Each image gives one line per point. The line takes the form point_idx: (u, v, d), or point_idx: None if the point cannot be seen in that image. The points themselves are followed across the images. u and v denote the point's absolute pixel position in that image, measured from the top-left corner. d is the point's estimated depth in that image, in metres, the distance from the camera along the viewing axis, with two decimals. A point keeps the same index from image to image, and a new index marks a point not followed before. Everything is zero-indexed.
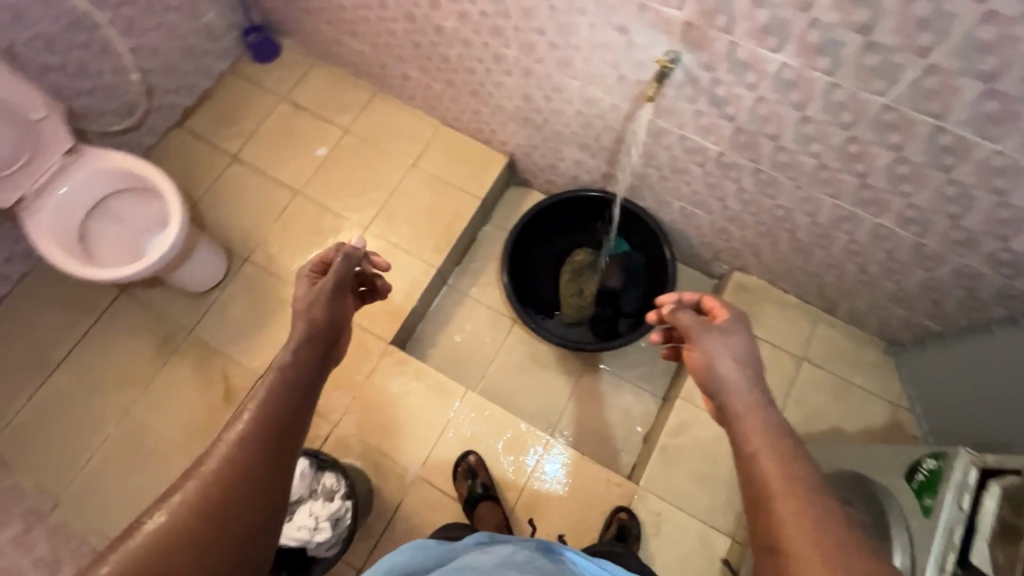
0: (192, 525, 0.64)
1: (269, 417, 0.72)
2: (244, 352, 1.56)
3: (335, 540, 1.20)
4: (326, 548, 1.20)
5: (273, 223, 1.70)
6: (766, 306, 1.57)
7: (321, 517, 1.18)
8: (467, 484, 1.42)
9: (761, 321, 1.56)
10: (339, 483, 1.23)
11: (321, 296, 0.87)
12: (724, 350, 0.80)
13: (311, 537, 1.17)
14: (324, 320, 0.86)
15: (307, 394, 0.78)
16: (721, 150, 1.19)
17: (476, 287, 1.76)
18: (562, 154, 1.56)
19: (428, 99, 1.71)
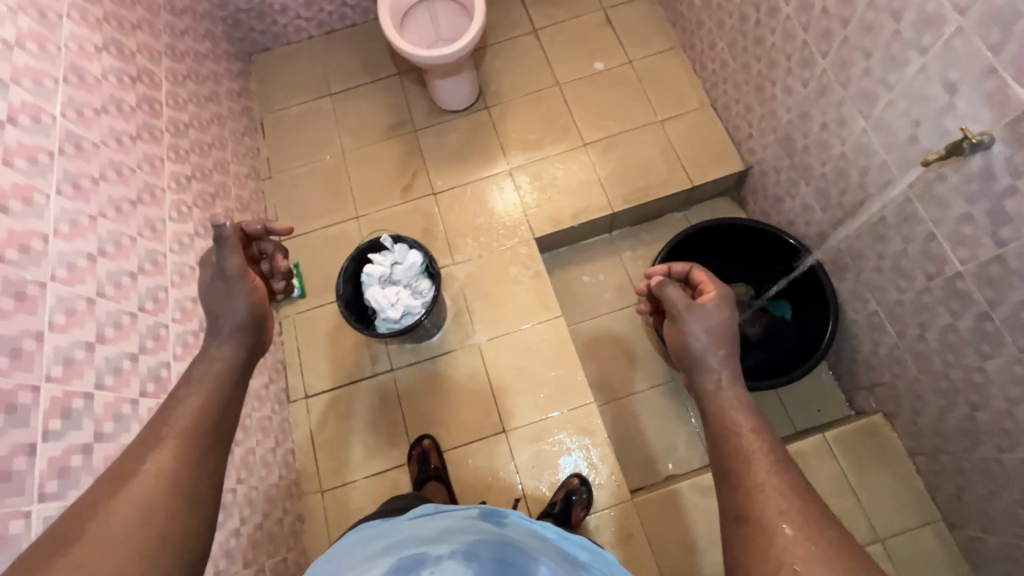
0: (121, 540, 0.58)
1: (199, 421, 0.73)
2: (439, 170, 1.82)
3: (394, 328, 1.38)
4: (384, 326, 1.40)
5: (522, 96, 1.89)
6: (879, 463, 1.36)
7: (399, 301, 1.37)
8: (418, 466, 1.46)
9: (866, 474, 1.36)
10: (428, 293, 1.41)
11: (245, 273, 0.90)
12: (698, 326, 0.89)
13: (384, 309, 1.38)
14: (243, 313, 0.89)
15: (235, 392, 0.81)
16: (962, 272, 1.04)
17: (630, 253, 1.79)
18: (796, 191, 1.48)
19: (715, 75, 1.73)
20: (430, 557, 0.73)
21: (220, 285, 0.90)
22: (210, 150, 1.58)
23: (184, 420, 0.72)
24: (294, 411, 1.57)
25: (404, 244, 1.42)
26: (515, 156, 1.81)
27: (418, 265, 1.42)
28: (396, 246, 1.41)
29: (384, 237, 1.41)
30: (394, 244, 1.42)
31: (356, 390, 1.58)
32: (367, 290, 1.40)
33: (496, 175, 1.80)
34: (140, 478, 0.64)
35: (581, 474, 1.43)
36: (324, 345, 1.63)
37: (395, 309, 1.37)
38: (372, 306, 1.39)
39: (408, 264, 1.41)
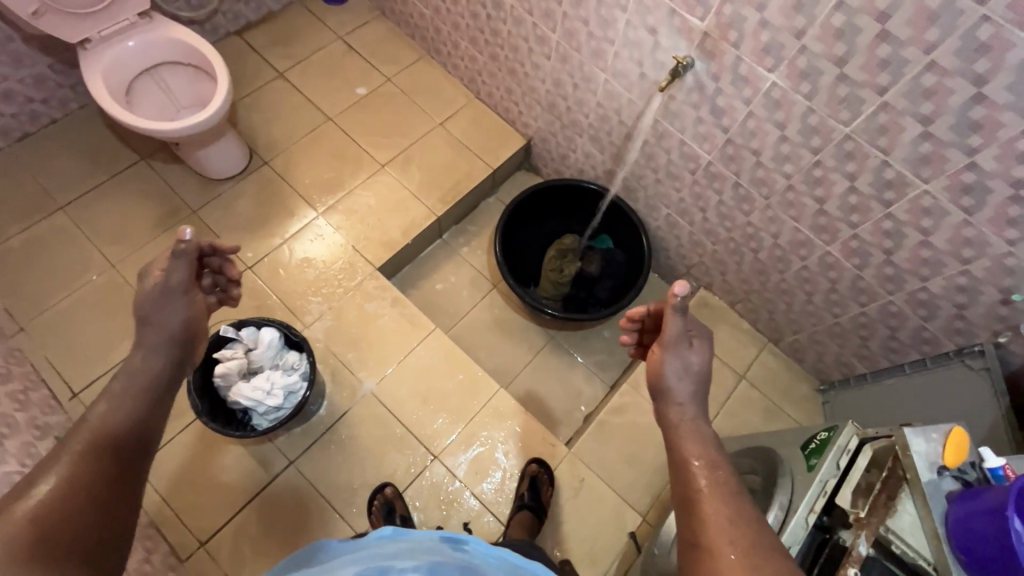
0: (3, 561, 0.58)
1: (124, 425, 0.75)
2: (242, 241, 1.65)
3: (284, 414, 1.24)
4: (269, 419, 1.24)
5: (299, 140, 1.81)
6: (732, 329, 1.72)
7: (275, 384, 1.24)
8: (383, 519, 1.35)
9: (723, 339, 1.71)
10: (301, 362, 1.29)
11: (172, 300, 0.90)
12: (680, 359, 0.91)
13: (261, 401, 1.23)
14: (178, 325, 0.90)
15: (161, 400, 0.82)
16: (712, 160, 1.36)
17: (467, 248, 1.88)
18: (575, 145, 1.73)
19: (469, 71, 1.89)
20: (392, 569, 0.68)
21: (156, 296, 0.90)
22: None
23: (100, 422, 0.74)
24: (194, 569, 1.30)
25: (251, 326, 1.28)
26: (320, 200, 1.74)
27: (276, 341, 1.29)
28: (242, 332, 1.26)
29: (225, 329, 1.25)
30: (239, 331, 1.27)
31: (259, 506, 1.38)
32: (231, 391, 1.23)
33: (308, 225, 1.70)
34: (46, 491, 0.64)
35: (541, 461, 1.49)
36: (194, 479, 1.38)
37: (276, 393, 1.23)
38: (247, 404, 1.22)
39: (264, 343, 1.27)
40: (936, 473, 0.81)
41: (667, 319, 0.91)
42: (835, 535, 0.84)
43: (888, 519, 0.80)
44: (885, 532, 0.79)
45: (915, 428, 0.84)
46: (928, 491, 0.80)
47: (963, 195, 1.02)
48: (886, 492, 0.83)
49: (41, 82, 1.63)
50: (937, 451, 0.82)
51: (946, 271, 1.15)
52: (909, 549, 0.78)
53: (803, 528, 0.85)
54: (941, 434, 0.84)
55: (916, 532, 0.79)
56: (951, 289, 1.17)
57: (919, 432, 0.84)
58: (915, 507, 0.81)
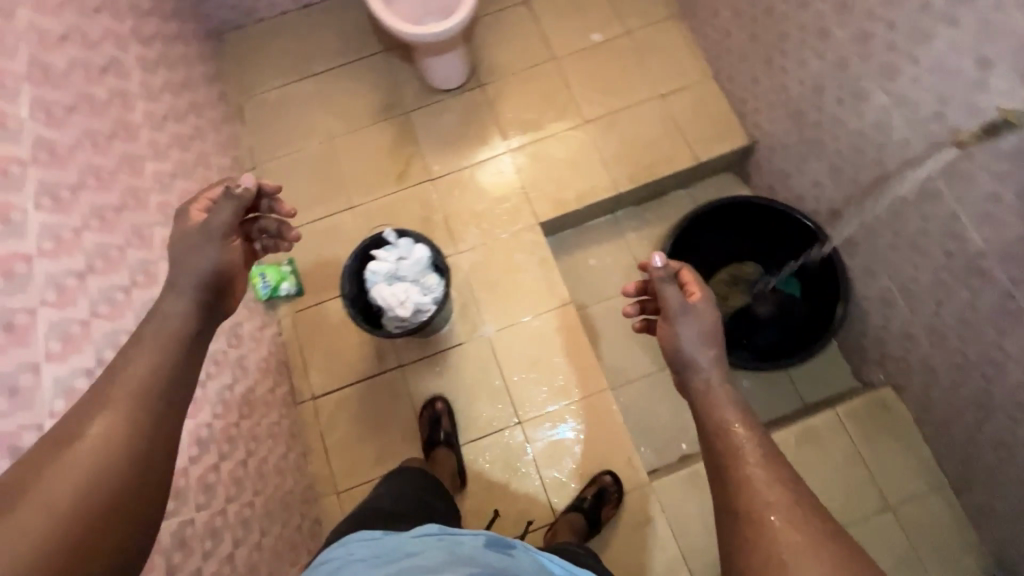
0: (79, 492, 0.58)
1: (175, 352, 0.74)
2: (434, 154, 1.74)
3: (406, 328, 1.34)
4: (394, 326, 1.35)
5: (518, 72, 1.80)
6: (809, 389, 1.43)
7: (409, 299, 1.32)
8: (429, 427, 1.47)
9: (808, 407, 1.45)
10: (437, 288, 1.36)
11: (218, 236, 0.86)
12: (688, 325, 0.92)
13: (393, 308, 1.33)
14: (206, 270, 0.84)
15: (214, 318, 0.83)
16: (985, 251, 1.03)
17: (635, 234, 1.76)
18: (806, 168, 1.45)
19: (718, 46, 1.66)
20: None
21: (205, 234, 0.86)
22: (190, 143, 1.47)
23: (153, 353, 0.72)
24: (301, 414, 1.53)
25: (409, 238, 1.36)
26: (514, 138, 1.74)
27: (424, 260, 1.36)
28: (399, 241, 1.35)
29: (388, 233, 1.35)
30: (397, 238, 1.36)
31: (363, 388, 1.54)
32: (373, 289, 1.34)
33: (494, 158, 1.72)
34: (98, 430, 0.63)
35: (614, 474, 1.41)
36: (325, 342, 1.58)
37: (407, 306, 1.32)
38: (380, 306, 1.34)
39: (413, 258, 1.35)
40: None
41: (660, 293, 0.95)
42: None
43: None
44: None
45: None
46: None
47: None
48: None
49: None
50: None
51: None
52: None
53: None
54: None
55: None
56: None
57: None
58: None
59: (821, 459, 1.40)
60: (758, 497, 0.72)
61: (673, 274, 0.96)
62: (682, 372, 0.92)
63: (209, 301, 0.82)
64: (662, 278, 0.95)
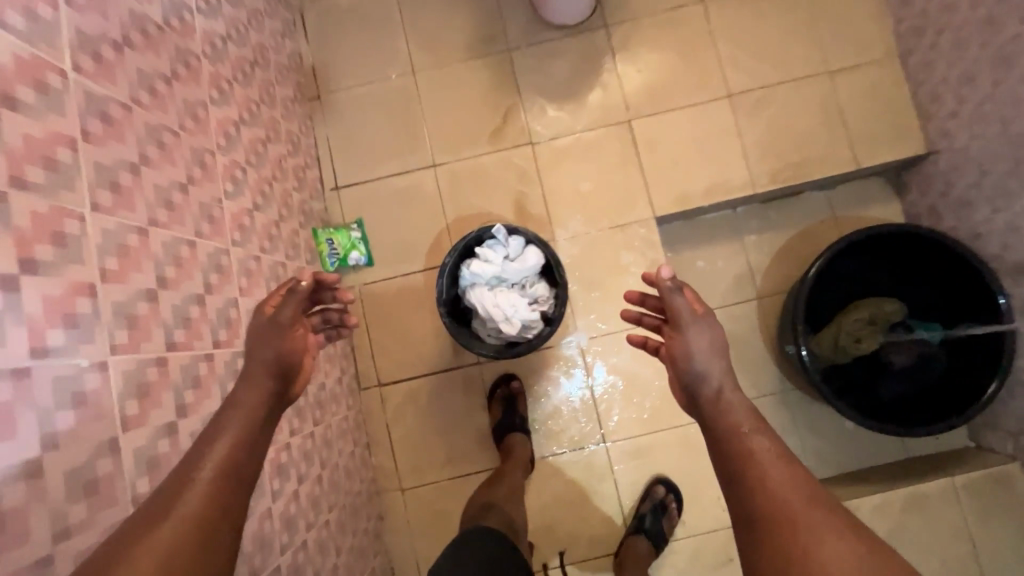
0: None
1: (253, 413, 0.67)
2: (538, 111, 1.43)
3: (510, 346, 1.15)
4: (492, 337, 1.16)
5: (654, 14, 1.43)
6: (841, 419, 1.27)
7: (516, 314, 1.11)
8: (499, 410, 1.33)
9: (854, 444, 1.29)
10: (547, 302, 1.17)
11: (274, 328, 0.74)
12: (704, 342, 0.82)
13: (495, 320, 1.12)
14: (270, 359, 0.73)
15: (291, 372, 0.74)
16: None
17: (755, 238, 1.52)
18: (1005, 206, 1.19)
19: (923, 20, 1.30)
20: None
21: (266, 330, 0.75)
22: (254, 72, 1.17)
23: (236, 414, 0.66)
24: (366, 401, 1.39)
25: (521, 238, 1.14)
26: (638, 103, 1.42)
27: (536, 266, 1.15)
28: (510, 241, 1.14)
29: (497, 228, 1.14)
30: (508, 236, 1.15)
31: (436, 382, 1.39)
32: (474, 295, 1.15)
33: (611, 126, 1.42)
34: (164, 524, 0.54)
35: (669, 482, 1.33)
36: (396, 325, 1.40)
37: (512, 321, 1.11)
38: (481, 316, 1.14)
39: (525, 262, 1.14)
40: None
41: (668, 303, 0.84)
42: None
43: None
44: None
45: None
46: None
47: None
48: None
49: None
50: None
51: None
52: None
53: None
54: None
55: None
56: None
57: None
58: None
59: (921, 528, 1.30)
60: (770, 489, 0.70)
61: (682, 285, 0.86)
62: (694, 389, 0.82)
63: (278, 364, 0.72)
64: (672, 290, 0.84)
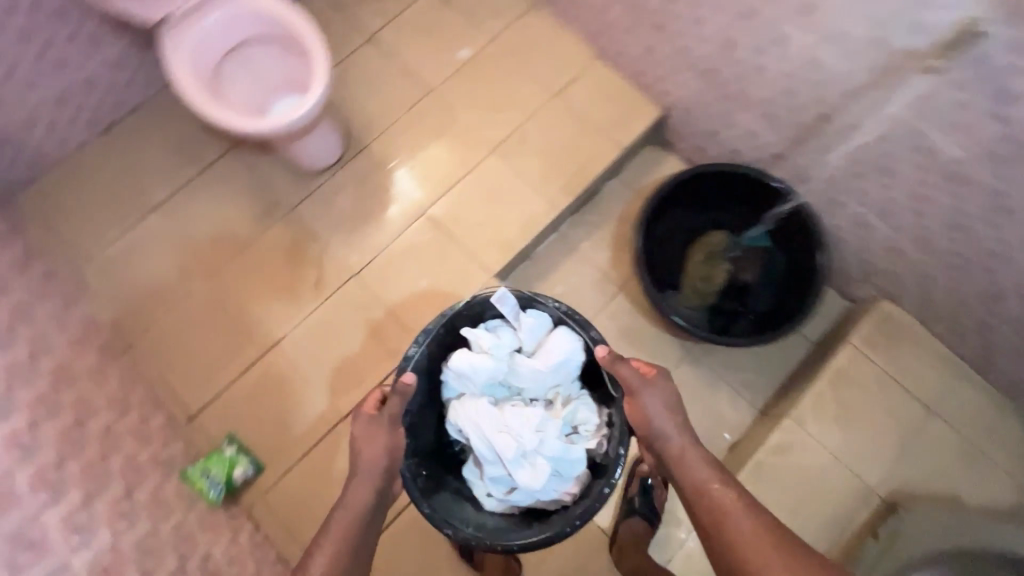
0: None
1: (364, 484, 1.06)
2: (344, 245, 1.49)
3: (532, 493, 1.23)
4: (512, 490, 1.25)
5: (397, 120, 1.58)
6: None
7: (544, 460, 1.20)
8: None
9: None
10: (589, 434, 1.25)
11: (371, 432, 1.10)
12: (654, 404, 1.11)
13: (516, 465, 1.20)
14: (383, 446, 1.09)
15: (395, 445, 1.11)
16: (962, 158, 1.01)
17: (588, 243, 1.63)
18: (734, 121, 1.39)
19: (596, 24, 1.54)
20: None
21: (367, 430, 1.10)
22: (36, 366, 1.10)
23: (357, 487, 1.06)
24: None
25: (540, 323, 1.28)
26: (427, 194, 1.53)
27: (560, 362, 1.25)
28: (524, 323, 1.27)
29: (510, 301, 1.25)
30: (520, 314, 1.27)
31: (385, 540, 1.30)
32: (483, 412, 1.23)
33: (414, 223, 1.51)
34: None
35: None
36: (315, 512, 1.30)
37: (540, 463, 1.20)
38: (497, 452, 1.22)
39: (546, 358, 1.25)
40: None
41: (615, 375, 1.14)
42: None
43: None
44: None
45: None
46: None
47: None
48: None
49: (120, 68, 1.46)
50: None
51: None
52: None
53: None
54: None
55: None
56: None
57: None
58: None
59: (857, 394, 1.39)
60: (679, 465, 1.07)
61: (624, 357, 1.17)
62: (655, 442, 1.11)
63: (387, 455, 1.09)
64: (612, 361, 1.15)
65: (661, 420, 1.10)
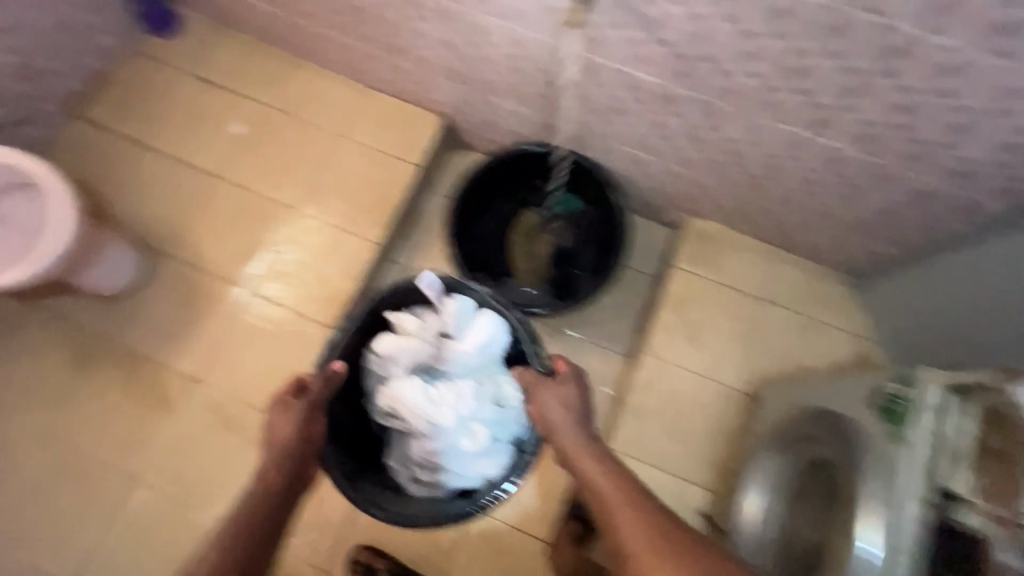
0: None
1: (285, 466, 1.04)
2: (177, 353, 1.45)
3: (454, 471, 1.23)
4: (433, 469, 1.24)
5: (194, 213, 1.56)
6: (938, 290, 1.20)
7: (467, 437, 1.21)
8: None
9: (950, 337, 1.17)
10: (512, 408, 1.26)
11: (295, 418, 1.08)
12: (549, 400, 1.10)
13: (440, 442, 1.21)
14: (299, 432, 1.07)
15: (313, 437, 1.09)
16: (659, 82, 1.10)
17: (424, 262, 1.66)
18: (498, 108, 1.46)
19: (349, 61, 1.57)
20: None
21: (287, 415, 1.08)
22: None
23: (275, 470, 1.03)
24: None
25: (468, 306, 1.23)
26: (245, 274, 1.52)
27: (486, 343, 1.22)
28: (446, 308, 1.22)
29: (432, 285, 1.20)
30: (442, 299, 1.23)
31: None
32: (403, 392, 1.20)
33: (241, 306, 1.50)
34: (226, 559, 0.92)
35: None
36: None
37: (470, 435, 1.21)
38: (423, 425, 1.21)
39: (472, 340, 1.22)
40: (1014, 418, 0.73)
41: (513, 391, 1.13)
42: (953, 517, 0.77)
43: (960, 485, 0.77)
44: (952, 493, 0.78)
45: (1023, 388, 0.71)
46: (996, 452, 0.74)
47: (1001, 37, 0.76)
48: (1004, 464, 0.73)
49: None
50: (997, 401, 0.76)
51: (985, 134, 0.90)
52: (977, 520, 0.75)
53: (914, 522, 0.79)
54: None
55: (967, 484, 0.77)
56: (993, 151, 0.93)
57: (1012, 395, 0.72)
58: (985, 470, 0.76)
59: (696, 309, 1.48)
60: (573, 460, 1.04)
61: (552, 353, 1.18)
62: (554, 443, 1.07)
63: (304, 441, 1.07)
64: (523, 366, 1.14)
65: (557, 417, 1.08)
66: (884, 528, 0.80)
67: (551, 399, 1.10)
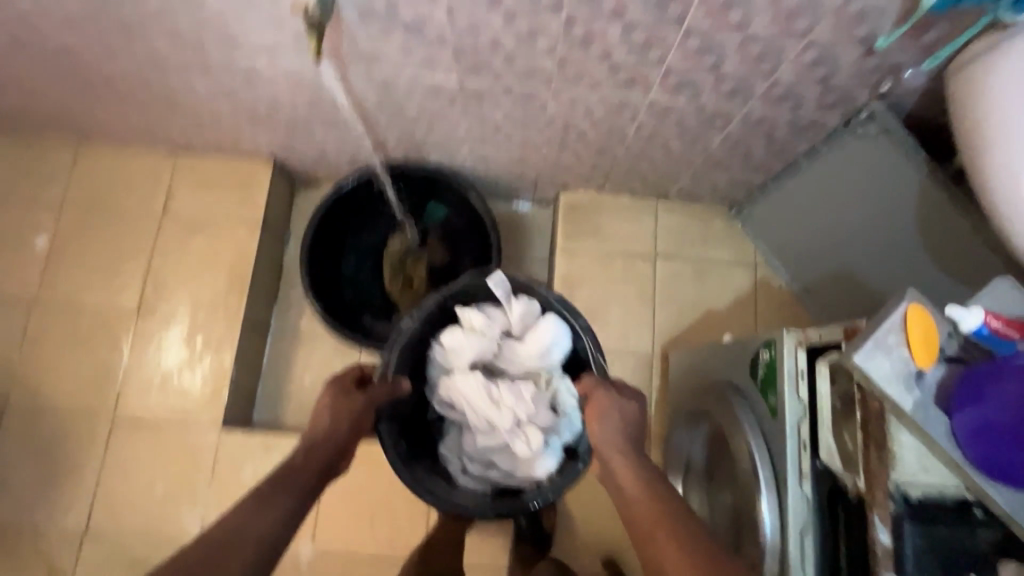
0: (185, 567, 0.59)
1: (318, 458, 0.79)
2: (54, 512, 1.29)
3: (507, 469, 1.00)
4: (484, 467, 1.01)
5: (20, 352, 1.35)
6: (807, 212, 1.22)
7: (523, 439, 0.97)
8: None
9: (846, 261, 1.17)
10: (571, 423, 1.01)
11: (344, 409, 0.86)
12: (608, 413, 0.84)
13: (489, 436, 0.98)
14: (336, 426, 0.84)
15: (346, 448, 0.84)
16: (456, 80, 0.98)
17: (304, 320, 1.52)
18: (318, 140, 1.30)
19: (139, 131, 1.36)
20: None
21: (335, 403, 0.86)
22: None
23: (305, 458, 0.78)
24: None
25: (531, 305, 1.02)
26: (103, 400, 1.34)
27: (549, 347, 1.00)
28: (516, 306, 1.01)
29: (502, 283, 1.00)
30: (512, 298, 1.02)
31: None
32: (462, 382, 1.00)
33: (110, 436, 1.33)
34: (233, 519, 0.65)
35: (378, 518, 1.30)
36: None
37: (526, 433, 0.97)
38: (478, 413, 1.00)
39: (536, 345, 1.01)
40: (917, 388, 0.61)
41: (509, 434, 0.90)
42: (837, 481, 0.70)
43: (894, 474, 0.63)
44: (897, 488, 0.63)
45: (863, 349, 0.62)
46: (922, 419, 0.60)
47: None
48: (870, 441, 0.64)
49: None
50: (905, 358, 0.62)
51: (788, 55, 0.84)
52: (929, 489, 0.63)
53: (801, 501, 0.72)
54: (899, 333, 0.62)
55: (929, 468, 0.63)
56: (804, 69, 0.87)
57: (872, 350, 0.62)
58: (912, 437, 0.64)
59: (592, 286, 1.41)
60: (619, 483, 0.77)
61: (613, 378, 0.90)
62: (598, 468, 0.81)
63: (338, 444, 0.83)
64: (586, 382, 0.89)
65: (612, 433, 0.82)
66: (769, 510, 0.74)
67: (603, 408, 0.84)
